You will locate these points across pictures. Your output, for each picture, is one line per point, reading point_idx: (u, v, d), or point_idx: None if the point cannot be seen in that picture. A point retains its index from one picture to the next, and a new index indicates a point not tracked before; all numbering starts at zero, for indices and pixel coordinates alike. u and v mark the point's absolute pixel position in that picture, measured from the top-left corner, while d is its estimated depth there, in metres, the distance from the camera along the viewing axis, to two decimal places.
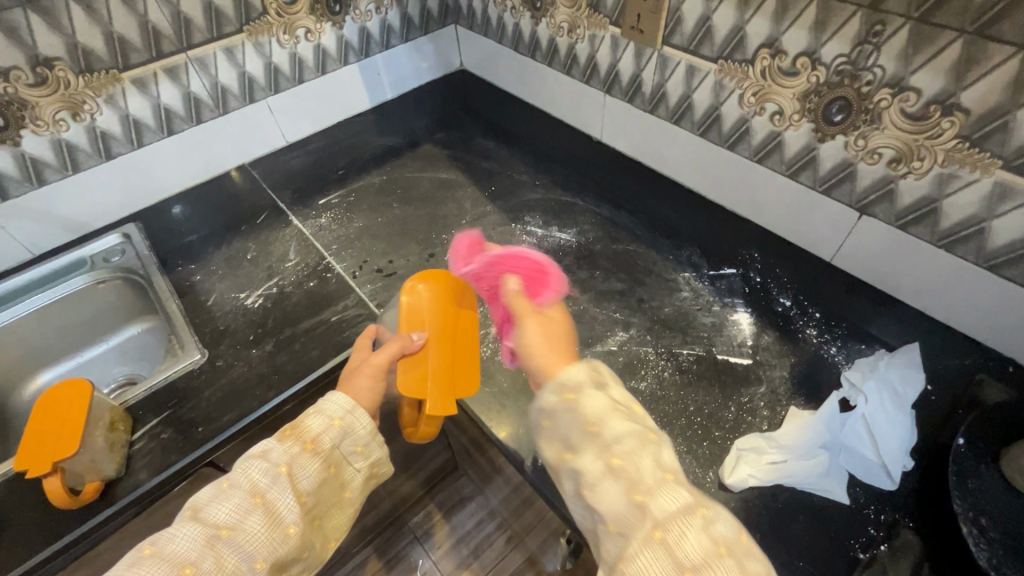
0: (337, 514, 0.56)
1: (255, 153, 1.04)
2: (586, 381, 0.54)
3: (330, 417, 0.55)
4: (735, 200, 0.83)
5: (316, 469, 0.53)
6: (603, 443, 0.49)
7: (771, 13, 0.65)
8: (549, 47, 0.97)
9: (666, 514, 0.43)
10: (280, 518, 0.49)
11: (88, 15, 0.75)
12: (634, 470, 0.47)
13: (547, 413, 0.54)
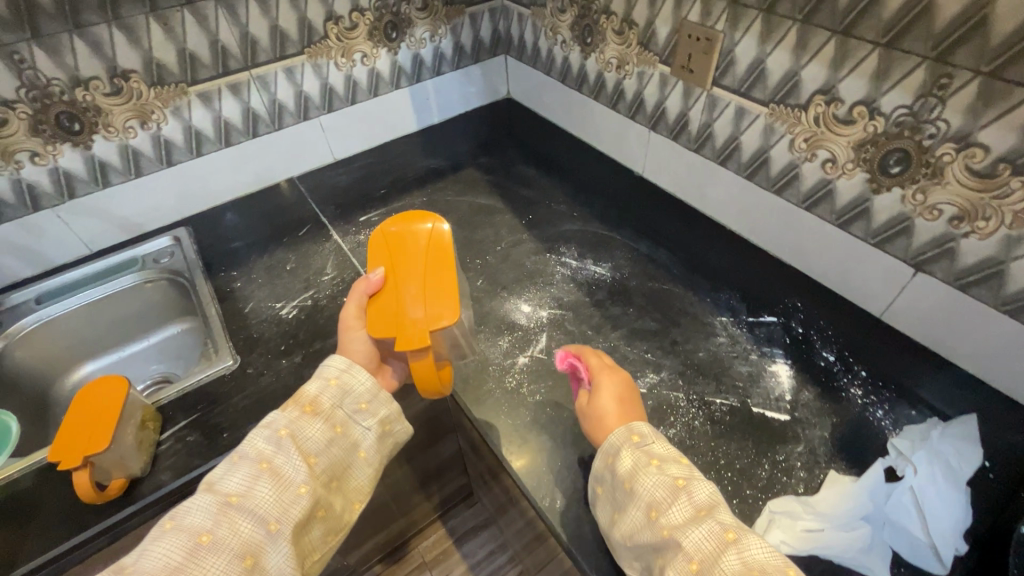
0: (354, 474, 0.57)
1: (304, 167, 1.07)
2: (622, 441, 0.52)
3: (326, 377, 0.58)
4: (788, 244, 0.79)
5: (321, 429, 0.54)
6: (641, 494, 0.48)
7: (828, 59, 0.64)
8: (597, 82, 0.98)
9: (696, 550, 0.43)
10: (290, 481, 0.50)
11: (165, 31, 0.80)
12: (668, 516, 0.46)
13: (596, 478, 0.53)
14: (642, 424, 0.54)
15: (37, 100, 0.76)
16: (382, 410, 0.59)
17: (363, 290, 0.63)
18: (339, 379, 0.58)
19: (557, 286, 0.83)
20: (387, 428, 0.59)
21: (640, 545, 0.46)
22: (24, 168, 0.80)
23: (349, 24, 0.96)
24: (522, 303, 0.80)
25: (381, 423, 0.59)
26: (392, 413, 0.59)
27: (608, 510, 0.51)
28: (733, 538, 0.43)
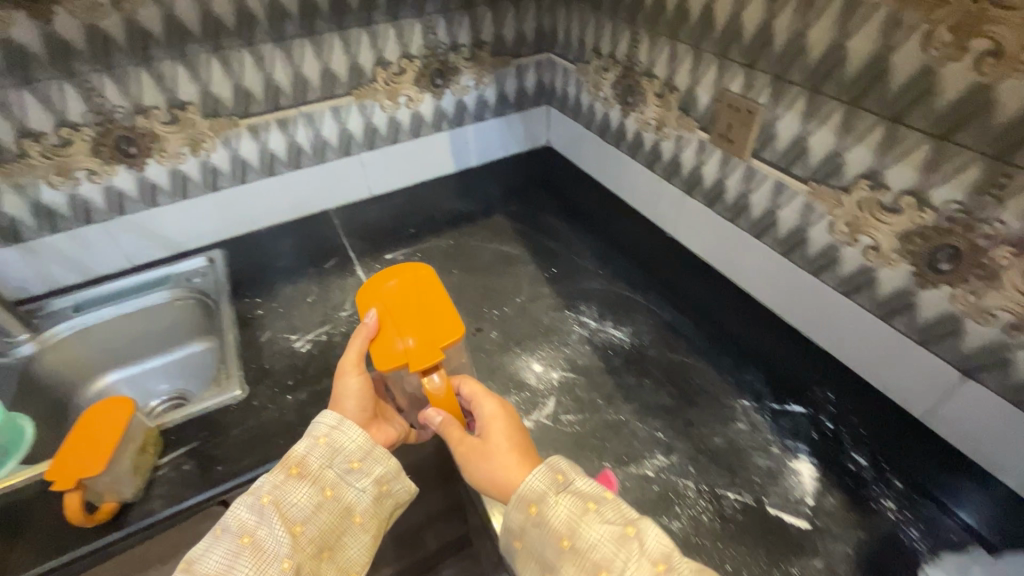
0: (347, 545, 0.54)
1: (341, 201, 1.10)
2: (546, 485, 0.52)
3: (315, 435, 0.57)
4: (823, 330, 0.75)
5: (308, 493, 0.54)
6: (587, 551, 0.48)
7: (874, 144, 0.60)
8: (634, 140, 0.97)
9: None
10: (273, 555, 0.49)
11: (224, 68, 0.85)
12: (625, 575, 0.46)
13: (515, 531, 0.52)
14: (560, 461, 0.54)
15: (101, 125, 0.82)
16: (376, 468, 0.57)
17: (363, 333, 0.62)
18: (326, 436, 0.57)
19: (571, 346, 0.80)
20: (383, 489, 0.58)
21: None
22: (81, 185, 0.85)
23: (397, 69, 1.00)
24: (534, 361, 0.78)
25: (376, 482, 0.57)
26: (388, 471, 0.58)
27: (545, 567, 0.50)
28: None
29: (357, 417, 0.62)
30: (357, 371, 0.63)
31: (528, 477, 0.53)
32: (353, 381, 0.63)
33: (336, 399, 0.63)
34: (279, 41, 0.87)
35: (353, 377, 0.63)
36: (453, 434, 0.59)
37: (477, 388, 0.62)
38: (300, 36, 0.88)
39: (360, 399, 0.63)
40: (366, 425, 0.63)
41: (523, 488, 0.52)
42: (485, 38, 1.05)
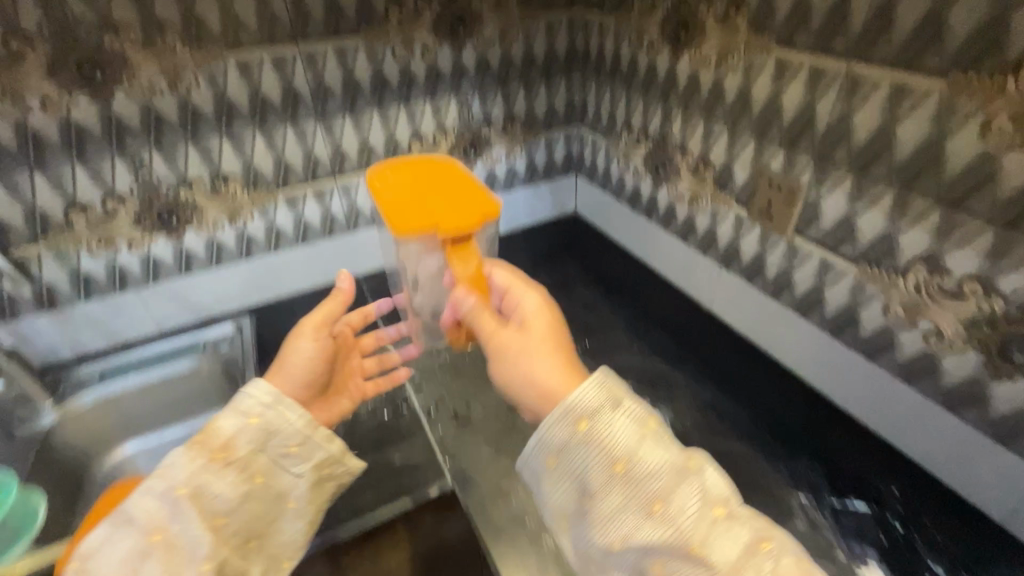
0: (280, 530, 0.56)
1: (369, 267, 1.10)
2: (597, 403, 0.50)
3: (246, 414, 0.55)
4: (904, 431, 0.68)
5: (232, 484, 0.53)
6: (641, 478, 0.48)
7: (931, 228, 0.58)
8: (667, 211, 0.97)
9: (726, 552, 0.44)
10: (189, 555, 0.50)
11: (267, 143, 0.88)
12: (679, 508, 0.47)
13: (561, 448, 0.50)
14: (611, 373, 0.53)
15: (145, 196, 0.84)
16: (315, 454, 0.58)
17: (335, 297, 0.66)
18: (261, 419, 0.55)
19: None
20: (321, 475, 0.58)
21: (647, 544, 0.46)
22: (121, 253, 0.86)
23: (431, 142, 1.02)
24: None
25: (316, 469, 0.58)
26: (330, 458, 0.59)
27: (587, 487, 0.50)
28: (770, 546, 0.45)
29: (295, 387, 0.62)
30: (314, 336, 0.64)
31: (575, 392, 0.51)
32: (307, 344, 0.64)
33: (282, 366, 0.63)
34: (322, 117, 0.90)
35: (309, 339, 0.64)
36: (483, 321, 0.60)
37: (510, 275, 0.63)
38: (341, 113, 0.91)
39: (309, 364, 0.63)
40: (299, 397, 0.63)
41: (571, 398, 0.51)
42: (517, 113, 1.08)
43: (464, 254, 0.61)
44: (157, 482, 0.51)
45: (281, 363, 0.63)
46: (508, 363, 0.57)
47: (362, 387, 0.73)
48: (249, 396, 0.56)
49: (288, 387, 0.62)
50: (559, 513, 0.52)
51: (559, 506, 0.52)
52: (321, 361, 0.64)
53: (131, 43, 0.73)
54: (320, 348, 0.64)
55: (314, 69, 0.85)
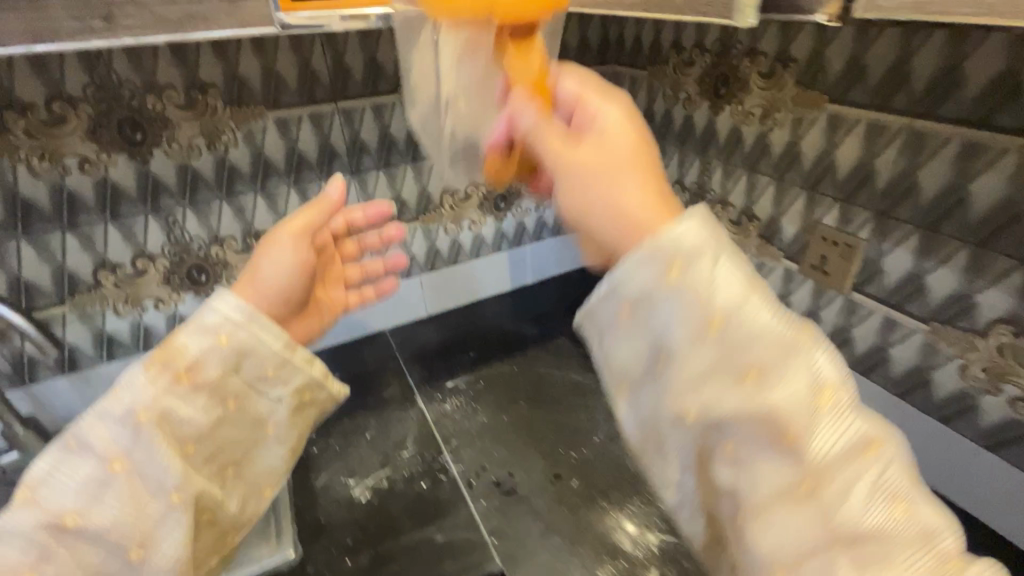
0: (257, 458, 0.46)
1: (394, 322, 1.06)
2: (695, 230, 0.34)
3: (214, 333, 0.44)
4: (994, 509, 0.62)
5: (202, 408, 0.43)
6: (742, 346, 0.33)
7: (1014, 287, 0.56)
8: None
9: (840, 466, 0.31)
10: (156, 486, 0.40)
11: (301, 199, 0.86)
12: (798, 417, 0.31)
13: (636, 293, 0.35)
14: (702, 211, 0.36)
15: (176, 255, 0.82)
16: (295, 377, 0.47)
17: (318, 207, 0.57)
18: (234, 339, 0.44)
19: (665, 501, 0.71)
20: (303, 401, 0.48)
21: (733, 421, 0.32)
22: (147, 313, 0.83)
23: (463, 195, 1.01)
24: (625, 520, 0.68)
25: (297, 394, 0.47)
26: (311, 379, 0.48)
27: (664, 341, 0.34)
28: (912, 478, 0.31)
29: (268, 300, 0.51)
30: (294, 246, 0.54)
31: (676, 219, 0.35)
32: (281, 258, 0.53)
33: (252, 275, 0.52)
34: (356, 173, 0.89)
35: (286, 250, 0.54)
36: (549, 136, 0.41)
37: (587, 81, 0.43)
38: (375, 169, 0.90)
39: (286, 280, 0.53)
40: (264, 306, 0.51)
41: (664, 230, 0.35)
42: None
43: (523, 51, 0.41)
44: (111, 404, 0.41)
45: (251, 272, 0.52)
46: (602, 179, 0.39)
47: (338, 297, 0.63)
48: (213, 313, 0.45)
49: (253, 296, 0.50)
50: (616, 379, 0.37)
51: (618, 368, 0.36)
52: (298, 276, 0.54)
53: (173, 104, 0.73)
54: (297, 265, 0.54)
55: (351, 126, 0.85)
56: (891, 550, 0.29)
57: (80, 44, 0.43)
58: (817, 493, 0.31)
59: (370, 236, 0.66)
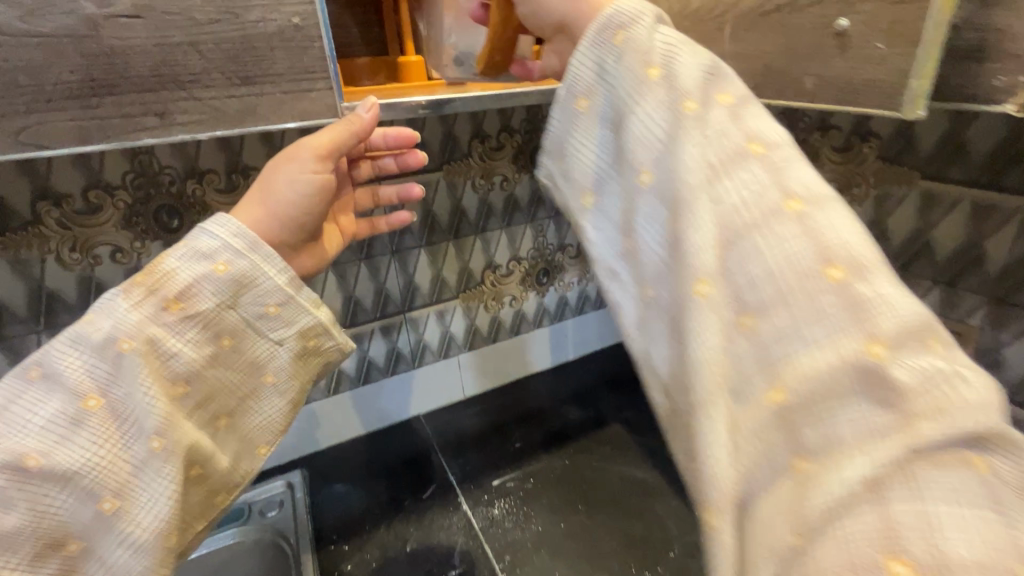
0: (254, 409, 0.41)
1: (433, 407, 0.99)
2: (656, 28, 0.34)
3: (212, 260, 0.38)
4: None
5: (194, 343, 0.38)
6: (681, 91, 0.33)
7: None
8: None
9: (757, 225, 0.30)
10: (135, 428, 0.35)
11: (339, 281, 0.81)
12: (726, 177, 0.31)
13: (589, 85, 0.36)
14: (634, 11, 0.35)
15: None
16: (301, 317, 0.42)
17: (345, 123, 0.45)
18: (233, 267, 0.39)
19: None
20: (306, 348, 0.43)
21: (685, 222, 0.30)
22: None
23: (505, 271, 0.96)
24: None
25: (302, 337, 0.42)
26: (318, 324, 0.43)
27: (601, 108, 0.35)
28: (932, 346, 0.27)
29: (286, 227, 0.45)
30: (314, 166, 0.45)
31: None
32: (302, 178, 0.45)
33: (266, 187, 0.45)
34: (397, 252, 0.84)
35: (309, 170, 0.45)
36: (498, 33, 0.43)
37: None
38: (417, 247, 0.86)
39: (305, 203, 0.46)
40: (280, 237, 0.45)
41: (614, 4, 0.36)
42: None
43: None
44: (86, 329, 0.36)
45: (265, 187, 0.45)
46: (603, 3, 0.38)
47: (348, 223, 0.56)
48: (210, 239, 0.39)
49: (259, 231, 0.44)
50: (580, 187, 0.36)
51: (581, 173, 0.36)
52: (320, 201, 0.47)
53: (214, 188, 0.69)
54: (320, 186, 0.46)
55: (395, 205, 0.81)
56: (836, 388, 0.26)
57: (128, 143, 0.39)
58: (751, 329, 0.29)
59: (386, 162, 0.58)
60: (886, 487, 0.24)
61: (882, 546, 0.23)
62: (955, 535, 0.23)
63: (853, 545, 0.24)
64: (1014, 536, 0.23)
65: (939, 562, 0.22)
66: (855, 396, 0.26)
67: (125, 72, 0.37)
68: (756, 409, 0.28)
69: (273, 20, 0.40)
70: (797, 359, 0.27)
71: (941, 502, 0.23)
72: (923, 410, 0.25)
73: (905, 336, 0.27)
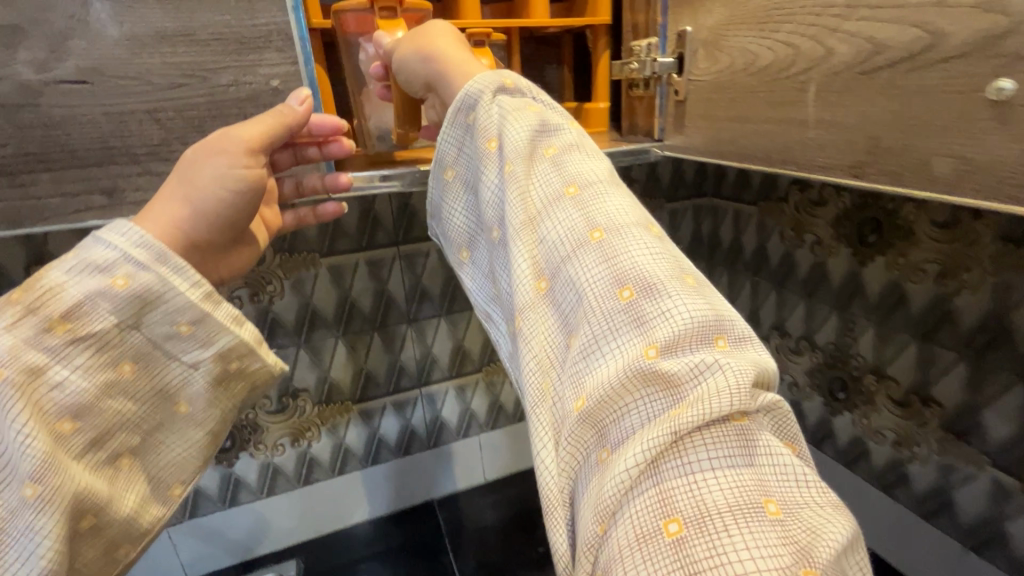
0: (164, 446, 0.33)
1: (448, 490, 0.88)
2: (489, 87, 0.35)
3: (108, 275, 0.29)
4: None
5: (85, 369, 0.29)
6: (508, 152, 0.32)
7: None
8: (853, 449, 0.71)
9: (569, 260, 0.28)
10: (6, 471, 0.27)
11: (349, 351, 0.74)
12: (547, 216, 0.30)
13: (454, 157, 0.36)
14: (485, 80, 0.35)
15: None
16: (219, 336, 0.33)
17: (279, 117, 0.34)
18: (136, 282, 0.30)
19: None
20: (229, 371, 0.34)
21: (513, 264, 0.30)
22: None
23: None
24: None
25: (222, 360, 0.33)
26: (241, 344, 0.34)
27: (453, 169, 0.36)
28: (724, 347, 0.25)
29: (207, 227, 0.33)
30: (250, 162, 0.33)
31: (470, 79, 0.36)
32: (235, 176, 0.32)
33: (183, 176, 0.32)
34: (414, 321, 0.77)
35: (242, 166, 0.33)
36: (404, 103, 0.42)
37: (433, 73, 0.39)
38: (436, 316, 0.78)
39: (240, 201, 0.34)
40: (199, 240, 0.33)
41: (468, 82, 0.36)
42: None
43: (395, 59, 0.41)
44: None
45: (182, 174, 0.32)
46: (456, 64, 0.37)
47: (273, 215, 0.42)
48: (106, 249, 0.30)
49: (169, 233, 0.32)
50: (457, 244, 0.36)
51: (454, 232, 0.36)
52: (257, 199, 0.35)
53: None
54: (260, 185, 0.34)
55: (413, 272, 0.74)
56: (626, 394, 0.24)
57: (69, 224, 0.33)
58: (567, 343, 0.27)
59: (309, 151, 0.40)
60: (662, 466, 0.23)
61: (657, 511, 0.22)
62: (714, 484, 0.22)
63: (636, 514, 0.22)
64: (763, 480, 0.23)
65: (703, 511, 0.22)
66: (638, 394, 0.24)
67: (67, 144, 0.31)
68: (563, 417, 0.26)
69: (248, 83, 0.34)
70: (594, 373, 0.25)
71: (711, 471, 0.22)
72: (695, 395, 0.23)
73: (697, 339, 0.25)
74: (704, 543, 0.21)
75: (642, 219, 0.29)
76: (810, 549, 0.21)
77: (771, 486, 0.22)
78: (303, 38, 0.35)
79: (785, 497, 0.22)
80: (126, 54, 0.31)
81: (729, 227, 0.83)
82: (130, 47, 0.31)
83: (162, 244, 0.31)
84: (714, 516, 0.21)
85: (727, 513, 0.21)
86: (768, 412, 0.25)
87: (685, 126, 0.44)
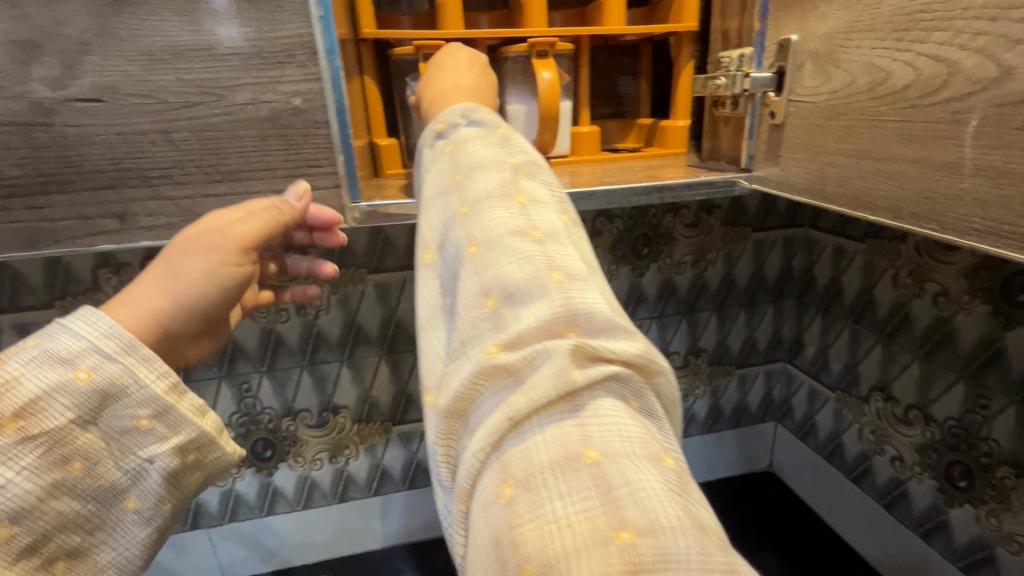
0: (95, 556, 0.25)
1: None
2: (428, 140, 0.33)
3: (66, 366, 0.24)
4: None
5: (25, 469, 0.22)
6: (427, 194, 0.30)
7: None
8: (972, 553, 0.57)
9: (447, 272, 0.26)
10: None
11: (391, 371, 0.72)
12: (443, 238, 0.27)
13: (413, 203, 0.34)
14: (430, 131, 0.33)
15: (243, 426, 0.69)
16: (185, 427, 0.27)
17: (275, 214, 0.32)
18: (102, 374, 0.25)
19: None
20: (189, 464, 0.28)
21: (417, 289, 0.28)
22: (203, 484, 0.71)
23: None
24: None
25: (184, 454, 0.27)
26: (205, 434, 0.28)
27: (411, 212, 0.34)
28: (574, 337, 0.22)
29: (187, 321, 0.30)
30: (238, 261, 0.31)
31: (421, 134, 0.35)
32: (223, 273, 0.31)
33: (171, 265, 0.29)
34: None
35: (232, 264, 0.31)
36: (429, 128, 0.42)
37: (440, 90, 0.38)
38: None
39: (224, 297, 0.32)
40: (176, 331, 0.29)
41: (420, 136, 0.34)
42: (704, 346, 0.77)
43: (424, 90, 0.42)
44: None
45: (169, 264, 0.29)
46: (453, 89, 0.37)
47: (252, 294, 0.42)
48: (72, 337, 0.25)
49: (149, 323, 0.27)
50: None
51: None
52: (239, 296, 0.33)
53: None
54: (244, 281, 0.33)
55: None
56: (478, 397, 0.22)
57: (81, 249, 0.31)
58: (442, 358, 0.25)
59: (298, 234, 0.40)
60: (500, 450, 0.21)
61: (490, 480, 0.20)
62: (539, 451, 0.20)
63: (479, 501, 0.20)
64: (588, 433, 0.20)
65: (530, 472, 0.20)
66: (487, 393, 0.22)
67: (80, 165, 0.29)
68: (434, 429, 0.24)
69: (268, 102, 0.31)
70: (451, 380, 0.23)
71: (536, 438, 0.20)
72: (528, 380, 0.21)
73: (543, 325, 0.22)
74: (529, 509, 0.19)
75: (520, 215, 0.26)
76: (632, 501, 0.18)
77: (601, 448, 0.20)
78: (331, 53, 0.31)
79: (612, 446, 0.20)
80: (142, 70, 0.29)
81: (826, 265, 0.71)
82: (146, 61, 0.29)
83: (134, 334, 0.26)
84: (538, 474, 0.19)
85: (548, 471, 0.19)
86: (614, 381, 0.22)
87: (780, 157, 0.36)
